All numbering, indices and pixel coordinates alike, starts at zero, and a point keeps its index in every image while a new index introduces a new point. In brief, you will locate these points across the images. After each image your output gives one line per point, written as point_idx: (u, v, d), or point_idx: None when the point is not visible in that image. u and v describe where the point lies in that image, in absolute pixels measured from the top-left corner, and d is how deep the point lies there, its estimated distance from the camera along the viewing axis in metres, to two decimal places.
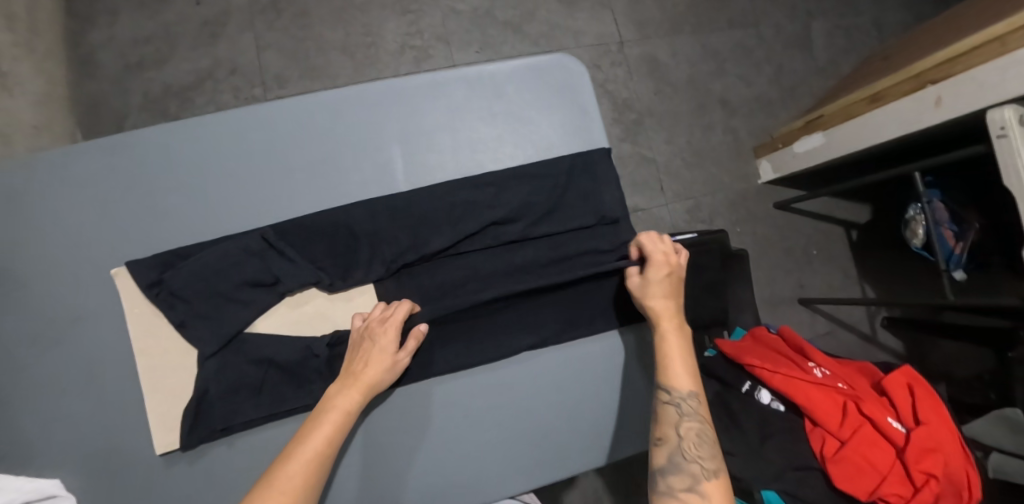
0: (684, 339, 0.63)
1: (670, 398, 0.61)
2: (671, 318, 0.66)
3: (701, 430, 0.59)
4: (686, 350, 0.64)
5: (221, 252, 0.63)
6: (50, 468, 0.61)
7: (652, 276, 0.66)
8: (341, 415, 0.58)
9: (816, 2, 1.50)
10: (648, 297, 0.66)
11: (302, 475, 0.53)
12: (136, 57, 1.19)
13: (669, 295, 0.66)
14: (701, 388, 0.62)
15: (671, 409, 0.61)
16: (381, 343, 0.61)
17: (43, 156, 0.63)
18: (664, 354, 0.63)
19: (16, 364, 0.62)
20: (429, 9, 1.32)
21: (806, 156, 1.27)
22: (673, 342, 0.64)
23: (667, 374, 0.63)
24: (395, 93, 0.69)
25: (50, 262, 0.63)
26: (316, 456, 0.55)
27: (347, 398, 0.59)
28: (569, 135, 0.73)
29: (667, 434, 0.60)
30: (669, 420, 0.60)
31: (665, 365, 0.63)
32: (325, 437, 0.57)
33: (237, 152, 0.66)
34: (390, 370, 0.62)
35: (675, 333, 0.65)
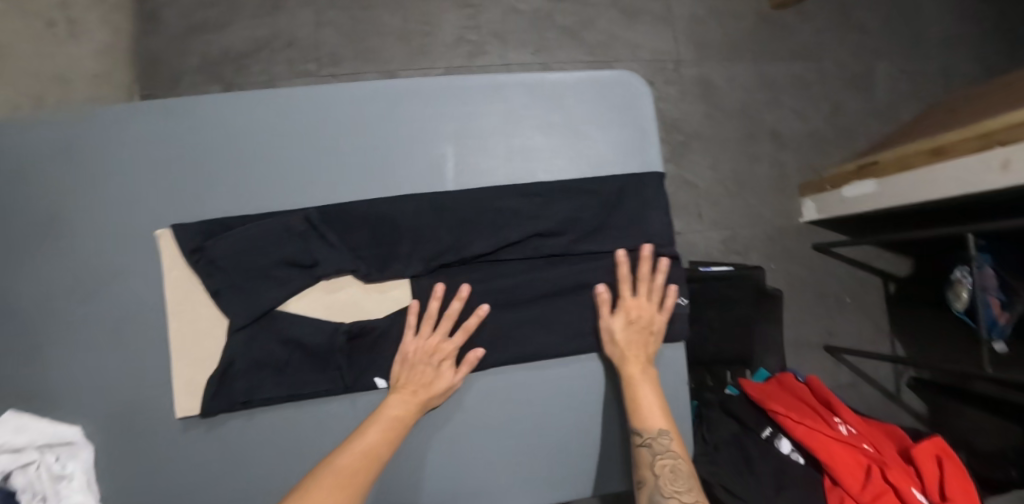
0: (652, 386, 0.64)
1: (642, 441, 0.63)
2: (637, 363, 0.66)
3: (676, 467, 0.61)
4: (654, 390, 0.65)
5: (265, 228, 0.63)
6: (74, 414, 0.63)
7: (615, 324, 0.66)
8: (396, 425, 0.61)
9: (882, 42, 1.42)
10: (610, 342, 0.66)
11: (355, 470, 0.57)
12: (199, 19, 1.25)
13: (633, 343, 0.66)
14: (671, 423, 0.63)
15: (644, 451, 0.63)
16: (443, 373, 0.64)
17: (108, 110, 0.65)
18: (632, 402, 0.64)
19: (58, 307, 0.64)
20: (489, 5, 1.33)
21: (855, 201, 1.24)
22: (640, 388, 0.64)
23: (638, 417, 0.64)
24: (453, 91, 0.68)
25: (99, 214, 0.65)
26: (367, 455, 0.58)
27: (402, 407, 0.62)
28: (623, 154, 0.72)
29: (646, 476, 0.62)
30: (645, 461, 0.63)
31: (634, 409, 0.64)
32: (375, 440, 0.59)
33: (290, 131, 0.66)
34: (444, 392, 0.64)
35: (639, 380, 0.65)
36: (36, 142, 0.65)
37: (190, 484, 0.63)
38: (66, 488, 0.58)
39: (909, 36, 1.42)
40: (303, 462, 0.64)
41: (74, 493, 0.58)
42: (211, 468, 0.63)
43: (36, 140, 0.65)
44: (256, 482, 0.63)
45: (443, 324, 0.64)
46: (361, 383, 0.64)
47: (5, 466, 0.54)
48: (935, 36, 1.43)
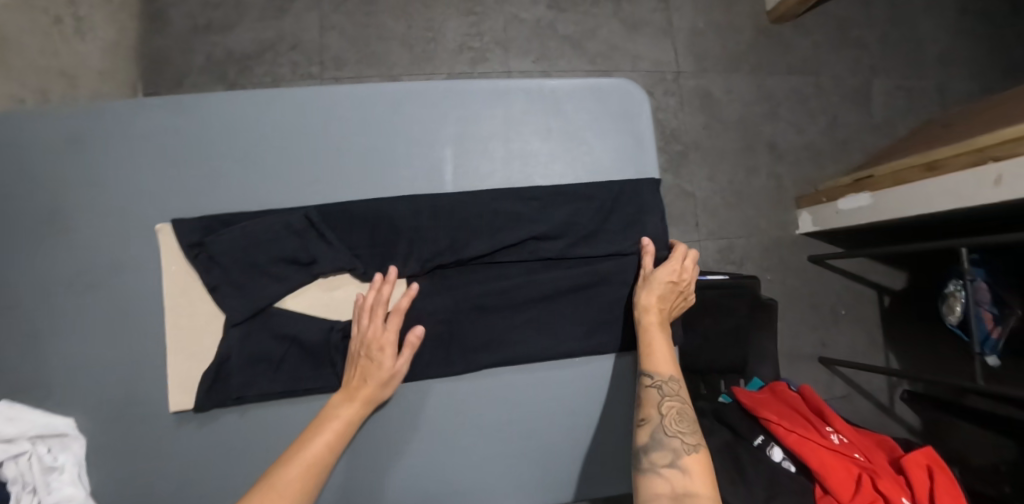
0: (669, 335, 0.64)
1: (653, 381, 0.63)
2: (658, 314, 0.66)
3: (682, 409, 0.61)
4: (669, 342, 0.65)
5: (264, 225, 0.63)
6: (66, 407, 0.63)
7: (658, 275, 0.66)
8: (343, 427, 0.60)
9: (881, 58, 1.43)
10: (644, 288, 0.67)
11: (296, 484, 0.55)
12: (205, 20, 1.29)
13: (664, 298, 0.67)
14: (680, 373, 0.64)
15: (653, 392, 0.62)
16: (383, 363, 0.61)
17: (113, 105, 0.66)
18: (647, 344, 0.64)
19: (55, 300, 0.64)
20: (493, 14, 1.36)
21: (850, 214, 1.25)
22: (657, 335, 0.65)
23: (651, 360, 0.64)
24: (454, 95, 0.69)
25: (99, 208, 0.65)
26: (313, 467, 0.56)
27: (348, 409, 0.60)
28: (621, 161, 0.73)
29: (650, 414, 0.62)
30: (651, 401, 0.62)
31: (647, 353, 0.64)
32: (324, 444, 0.58)
33: (294, 129, 0.66)
34: (388, 383, 0.62)
35: (658, 329, 0.65)
36: (43, 136, 0.66)
37: (180, 479, 0.63)
38: (56, 481, 0.59)
39: (905, 53, 1.43)
40: None
41: (64, 485, 0.59)
42: (202, 462, 0.63)
43: (43, 133, 0.66)
44: (246, 478, 0.63)
45: (378, 310, 0.62)
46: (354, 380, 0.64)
47: None
48: (931, 53, 1.44)
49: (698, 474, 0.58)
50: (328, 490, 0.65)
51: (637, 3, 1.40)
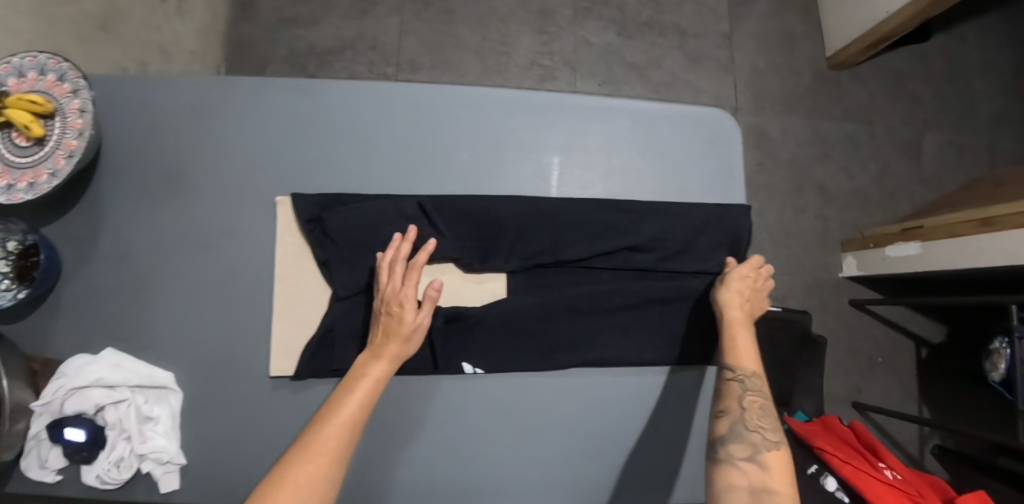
0: (753, 333, 0.65)
1: (736, 375, 0.63)
2: (740, 309, 0.67)
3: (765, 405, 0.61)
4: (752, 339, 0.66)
5: (379, 208, 0.66)
6: (170, 360, 0.66)
7: (735, 271, 0.69)
8: (373, 386, 0.58)
9: (935, 112, 1.45)
10: (724, 283, 0.68)
11: (334, 443, 0.53)
12: (292, 13, 1.36)
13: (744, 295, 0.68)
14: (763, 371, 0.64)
15: (735, 385, 0.63)
16: (405, 318, 0.60)
17: (246, 81, 0.70)
18: (731, 338, 0.65)
19: (170, 256, 0.68)
20: (564, 34, 1.42)
21: (897, 262, 1.27)
22: (740, 330, 0.65)
23: (735, 354, 0.64)
24: (565, 107, 0.73)
25: (223, 175, 0.69)
26: (348, 425, 0.55)
27: (376, 366, 0.59)
28: (712, 186, 0.76)
29: (730, 407, 0.62)
30: (733, 394, 0.63)
31: (730, 346, 0.65)
32: (357, 402, 0.56)
33: (413, 122, 0.70)
34: (411, 339, 0.60)
35: (741, 324, 0.66)
36: (173, 103, 0.69)
37: (269, 443, 0.66)
38: (150, 431, 0.63)
39: (958, 111, 1.45)
40: (387, 437, 0.67)
41: (158, 436, 0.63)
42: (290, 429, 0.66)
43: (174, 100, 0.69)
44: None
45: (395, 268, 0.61)
46: (450, 365, 0.67)
47: (99, 400, 0.61)
48: (984, 113, 1.45)
49: (776, 473, 0.57)
50: (411, 472, 0.67)
51: (702, 38, 1.46)
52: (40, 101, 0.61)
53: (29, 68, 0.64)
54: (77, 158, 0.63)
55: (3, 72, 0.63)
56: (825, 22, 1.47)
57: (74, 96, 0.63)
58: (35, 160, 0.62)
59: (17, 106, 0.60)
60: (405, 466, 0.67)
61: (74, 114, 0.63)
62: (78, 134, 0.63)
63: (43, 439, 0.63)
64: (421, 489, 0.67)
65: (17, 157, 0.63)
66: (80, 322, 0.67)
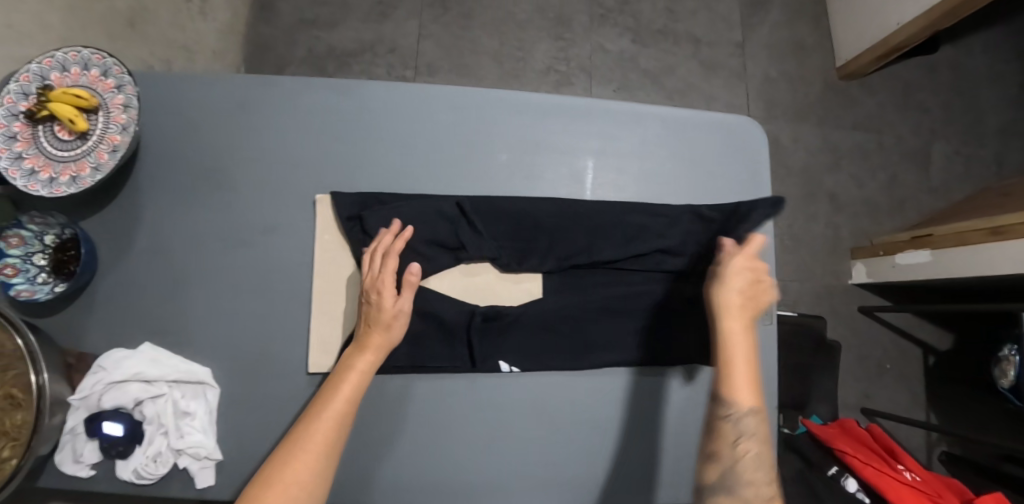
0: (751, 359, 0.59)
1: (729, 415, 0.57)
2: (738, 328, 0.60)
3: (759, 452, 0.57)
4: (750, 365, 0.59)
5: (417, 208, 0.67)
6: (206, 356, 0.67)
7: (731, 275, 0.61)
8: (359, 379, 0.57)
9: (943, 123, 1.48)
10: (718, 289, 0.61)
11: (325, 437, 0.52)
12: (311, 16, 1.37)
13: (744, 303, 0.61)
14: (761, 403, 0.58)
15: (729, 426, 0.58)
16: (385, 304, 0.60)
17: (287, 80, 0.70)
18: (727, 368, 0.59)
19: (209, 252, 0.68)
20: (580, 41, 1.44)
21: (907, 269, 1.29)
22: (738, 355, 0.59)
23: (732, 388, 0.58)
24: (599, 112, 0.74)
25: (262, 173, 0.69)
26: (340, 419, 0.54)
27: (362, 358, 0.58)
28: (741, 192, 0.77)
29: (721, 450, 0.58)
30: (725, 436, 0.58)
31: (726, 377, 0.59)
32: (345, 394, 0.55)
33: (451, 124, 0.71)
34: (395, 325, 0.60)
35: (737, 346, 0.59)
36: (214, 101, 0.70)
37: None
38: (188, 426, 0.63)
39: (965, 122, 1.48)
40: (421, 435, 0.67)
41: (195, 431, 0.63)
42: None
43: (214, 98, 0.70)
44: (371, 446, 0.66)
45: (376, 257, 0.62)
46: (486, 364, 0.67)
47: (138, 394, 0.61)
48: (991, 124, 1.48)
49: None
50: (447, 469, 0.67)
51: (715, 47, 1.48)
52: (84, 96, 0.62)
53: (73, 63, 0.64)
54: (120, 152, 0.63)
55: (45, 66, 0.64)
56: (836, 33, 1.50)
57: (118, 91, 0.64)
58: (78, 153, 0.63)
59: (62, 100, 0.61)
60: (441, 463, 0.67)
61: (118, 109, 0.64)
62: (121, 128, 0.63)
63: (79, 433, 0.63)
64: (457, 486, 0.67)
65: (59, 151, 0.63)
66: (116, 316, 0.67)
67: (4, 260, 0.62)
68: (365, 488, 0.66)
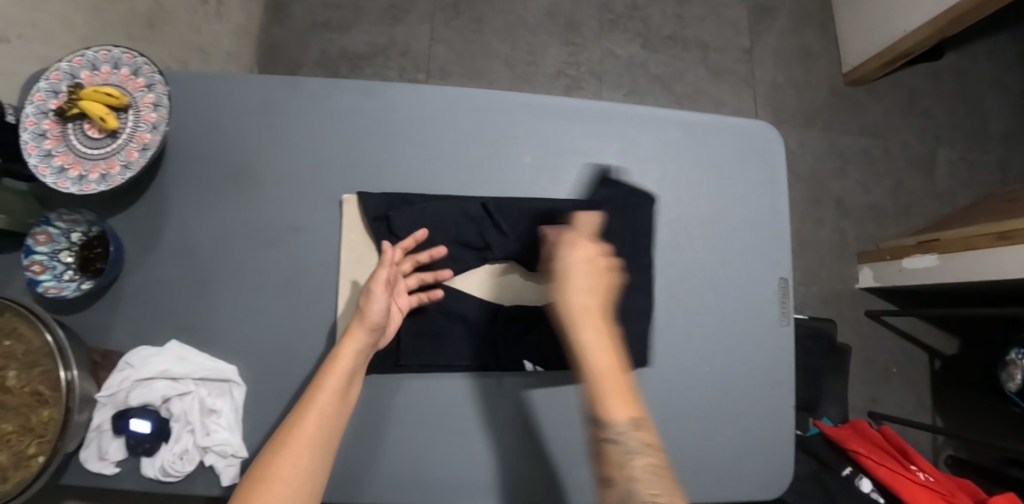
0: (610, 360, 0.50)
1: (610, 435, 0.48)
2: (588, 328, 0.51)
3: (654, 468, 0.47)
4: (614, 366, 0.50)
5: (443, 209, 0.68)
6: (232, 354, 0.67)
7: (569, 269, 0.53)
8: (345, 367, 0.56)
9: (948, 129, 1.50)
10: (558, 291, 0.53)
11: (319, 426, 0.51)
12: (324, 19, 1.38)
13: (590, 298, 0.53)
14: (640, 410, 0.49)
15: (615, 449, 0.48)
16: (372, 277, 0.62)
17: (314, 82, 0.71)
18: (591, 381, 0.50)
19: (236, 250, 0.68)
20: (590, 46, 1.45)
21: (914, 273, 1.30)
22: (594, 361, 0.50)
23: (604, 403, 0.49)
24: (620, 115, 0.75)
25: (289, 173, 0.70)
26: (334, 405, 0.53)
27: (349, 346, 0.57)
28: (759, 195, 0.79)
29: (618, 479, 0.49)
30: (615, 462, 0.49)
31: (594, 391, 0.50)
32: (337, 382, 0.55)
33: (476, 126, 0.72)
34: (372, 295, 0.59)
35: (590, 350, 0.50)
36: (242, 101, 0.71)
37: None
38: (214, 424, 0.63)
39: (969, 128, 1.50)
40: (448, 435, 0.68)
41: (221, 429, 0.63)
42: (361, 424, 0.67)
43: (242, 98, 0.71)
44: (402, 445, 0.67)
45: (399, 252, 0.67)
46: (511, 364, 0.68)
47: (165, 392, 0.62)
48: (995, 131, 1.50)
49: None
50: (473, 469, 0.68)
51: (723, 52, 1.50)
52: (115, 95, 0.62)
53: (103, 62, 0.64)
54: (150, 151, 0.63)
55: (76, 64, 0.64)
56: (842, 40, 1.52)
57: (148, 90, 0.64)
58: (108, 151, 0.63)
59: (93, 99, 0.61)
60: (467, 462, 0.68)
61: (148, 108, 0.64)
62: (151, 127, 0.64)
63: (105, 430, 0.63)
64: (482, 485, 0.68)
65: (89, 149, 0.63)
66: (142, 314, 0.67)
67: (32, 257, 0.62)
68: (393, 487, 0.67)
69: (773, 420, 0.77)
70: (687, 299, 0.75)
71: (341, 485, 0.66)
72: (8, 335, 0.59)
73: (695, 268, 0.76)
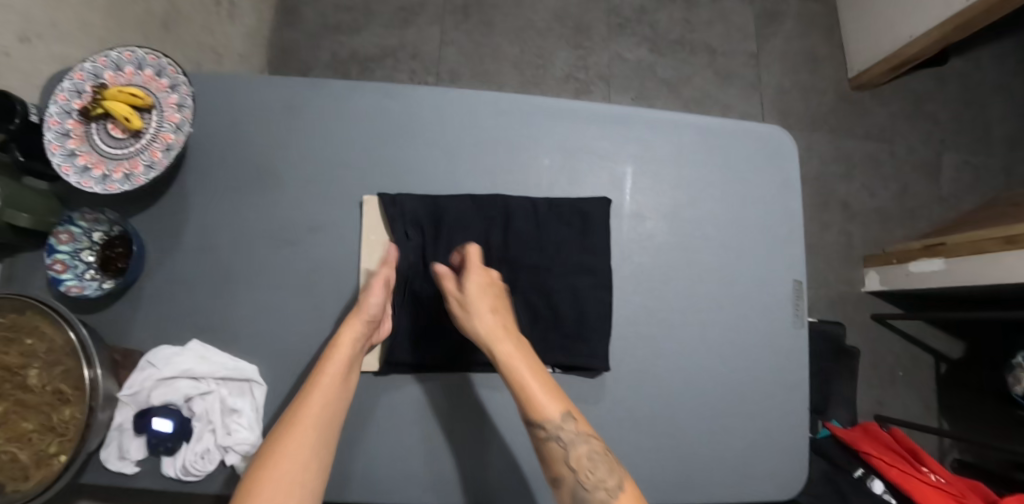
0: (530, 367, 0.58)
1: (547, 434, 0.56)
2: (505, 342, 0.60)
3: (591, 450, 0.55)
4: (534, 371, 0.59)
5: (462, 209, 0.69)
6: (251, 354, 0.67)
7: (473, 298, 0.61)
8: (344, 354, 0.59)
9: (952, 134, 1.52)
10: (466, 317, 0.61)
11: (321, 408, 0.55)
12: (335, 21, 1.39)
13: (495, 319, 0.61)
14: (569, 403, 0.58)
15: (555, 445, 0.56)
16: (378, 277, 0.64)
17: (335, 83, 0.72)
18: (519, 389, 0.57)
19: (257, 250, 0.69)
20: (598, 49, 1.46)
21: (920, 277, 1.31)
22: (520, 372, 0.58)
23: (536, 408, 0.57)
24: (637, 119, 0.76)
25: (309, 173, 0.70)
26: (334, 390, 0.57)
27: (348, 332, 0.60)
28: (773, 199, 0.79)
29: (562, 472, 0.56)
30: (558, 457, 0.56)
31: (526, 398, 0.57)
32: (339, 367, 0.58)
33: (495, 129, 0.73)
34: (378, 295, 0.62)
35: (514, 359, 0.59)
36: (263, 101, 0.71)
37: (354, 437, 0.67)
38: (235, 423, 0.63)
39: (974, 133, 1.51)
40: (465, 435, 0.68)
41: (242, 429, 0.63)
42: (381, 424, 0.67)
43: (264, 99, 0.71)
44: (422, 445, 0.68)
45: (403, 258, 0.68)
46: None
47: (187, 391, 0.62)
48: (1000, 136, 1.51)
49: None
50: (491, 468, 0.68)
51: (730, 56, 1.51)
52: (140, 95, 0.63)
53: (126, 63, 0.65)
54: (175, 151, 0.64)
55: (99, 64, 0.64)
56: (848, 45, 1.54)
57: (172, 91, 0.64)
58: (132, 151, 0.64)
59: (118, 98, 0.62)
60: (485, 461, 0.68)
61: (172, 109, 0.64)
62: (175, 128, 0.64)
63: (127, 429, 0.63)
64: (499, 484, 0.68)
65: (111, 148, 0.64)
66: (162, 313, 0.67)
67: (54, 255, 0.62)
68: (412, 486, 0.67)
69: (787, 421, 0.77)
70: (705, 300, 0.76)
71: (361, 484, 0.67)
72: (28, 333, 0.59)
73: (712, 269, 0.76)
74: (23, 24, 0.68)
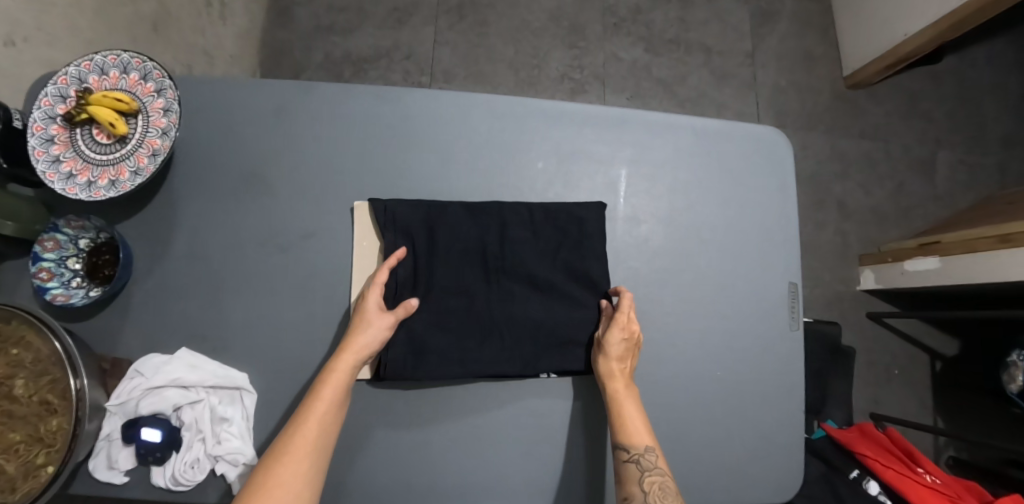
0: (637, 403, 0.65)
1: (630, 457, 0.62)
2: (622, 379, 0.66)
3: (664, 482, 0.61)
4: (639, 409, 0.65)
5: (454, 216, 0.69)
6: (241, 362, 0.66)
7: (611, 336, 0.66)
8: (340, 383, 0.59)
9: (947, 132, 1.51)
10: (602, 354, 0.66)
11: (315, 438, 0.55)
12: (328, 22, 1.38)
13: (623, 358, 0.67)
14: (655, 440, 0.64)
15: (632, 467, 0.62)
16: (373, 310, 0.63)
17: (327, 87, 0.71)
18: (620, 416, 0.64)
19: (247, 256, 0.68)
20: (594, 49, 1.45)
21: (915, 275, 1.31)
22: (628, 405, 0.65)
23: (627, 433, 0.63)
24: (631, 120, 0.76)
25: (302, 178, 0.69)
26: (327, 421, 0.57)
27: (343, 361, 0.60)
28: (769, 201, 0.79)
29: (633, 492, 0.62)
30: (632, 477, 0.62)
31: (622, 426, 0.64)
32: (333, 395, 0.58)
33: (490, 132, 0.72)
34: (377, 331, 0.62)
35: (625, 393, 0.65)
36: (255, 105, 0.70)
37: (345, 445, 0.66)
38: (226, 432, 0.63)
39: (969, 131, 1.51)
40: (460, 444, 0.68)
41: (232, 438, 0.63)
42: (375, 433, 0.67)
43: (255, 102, 0.70)
44: (415, 453, 0.67)
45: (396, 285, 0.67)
46: (527, 372, 0.68)
47: (177, 400, 0.62)
48: (995, 134, 1.51)
49: None
50: (486, 476, 0.68)
51: (726, 56, 1.50)
52: (125, 100, 0.62)
53: (111, 66, 0.64)
54: (160, 157, 0.63)
55: (84, 68, 0.63)
56: (843, 43, 1.53)
57: (158, 95, 0.63)
58: (117, 157, 0.62)
59: (102, 103, 0.61)
60: (480, 470, 0.68)
61: (158, 113, 0.63)
62: (161, 133, 0.63)
63: (115, 439, 0.62)
64: (494, 492, 0.68)
65: (94, 153, 0.62)
66: (151, 322, 0.66)
67: (39, 264, 0.61)
68: (406, 495, 0.67)
69: (783, 426, 0.77)
70: (702, 304, 0.75)
71: (355, 494, 0.66)
72: (14, 343, 0.58)
73: (709, 274, 0.76)
74: (8, 27, 0.67)
